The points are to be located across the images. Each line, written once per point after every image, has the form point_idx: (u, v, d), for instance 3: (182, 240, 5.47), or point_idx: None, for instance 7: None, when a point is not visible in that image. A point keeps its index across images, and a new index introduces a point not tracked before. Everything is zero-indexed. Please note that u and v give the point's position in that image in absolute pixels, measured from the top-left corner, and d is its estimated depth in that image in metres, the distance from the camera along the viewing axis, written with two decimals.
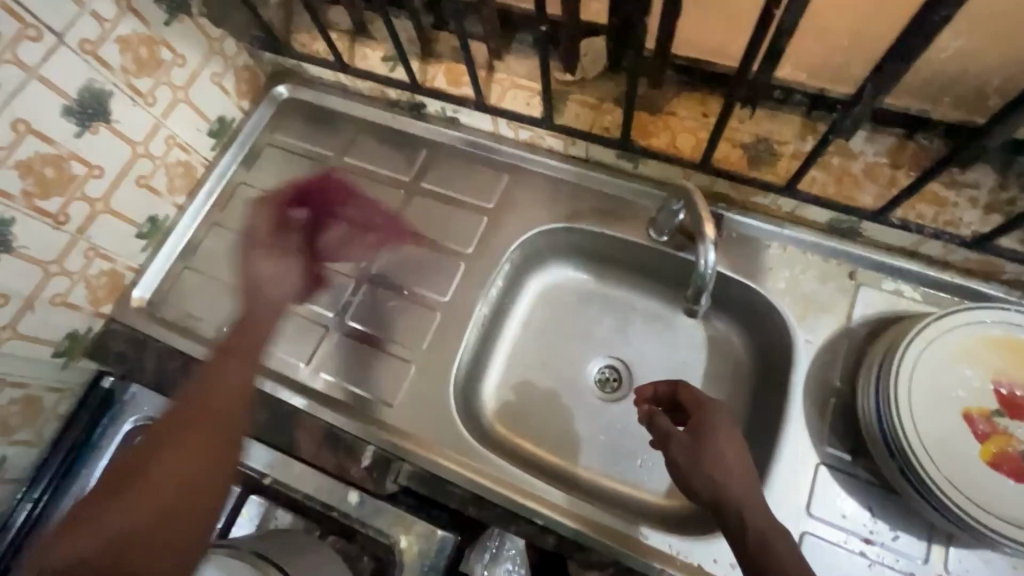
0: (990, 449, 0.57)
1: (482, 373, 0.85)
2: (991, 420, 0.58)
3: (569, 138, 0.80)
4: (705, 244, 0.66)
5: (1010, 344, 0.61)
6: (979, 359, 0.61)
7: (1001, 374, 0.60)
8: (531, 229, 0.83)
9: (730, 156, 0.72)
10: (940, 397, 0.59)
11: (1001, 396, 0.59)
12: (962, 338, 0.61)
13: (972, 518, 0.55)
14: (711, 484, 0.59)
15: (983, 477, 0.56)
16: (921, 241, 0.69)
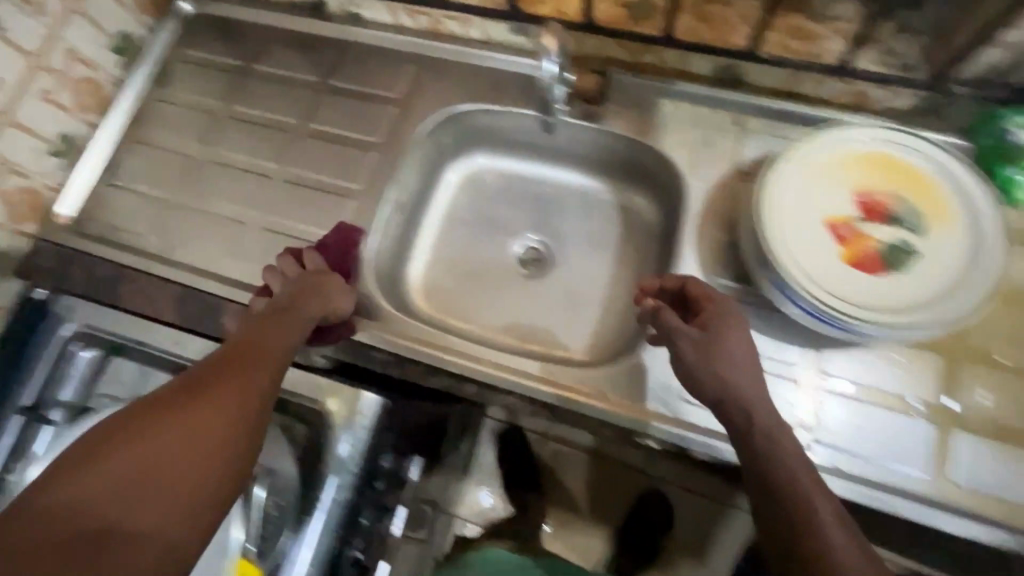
0: (851, 250, 0.62)
1: (406, 260, 0.88)
2: (853, 226, 0.63)
3: (465, 17, 0.81)
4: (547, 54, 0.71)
5: (875, 158, 0.65)
6: (845, 174, 0.64)
7: (864, 186, 0.64)
8: (439, 113, 0.84)
9: (610, 13, 0.73)
10: (805, 210, 0.63)
11: (864, 204, 0.63)
12: (828, 155, 0.65)
13: (833, 311, 0.59)
14: (719, 381, 0.59)
15: (842, 275, 0.61)
16: (795, 77, 0.72)
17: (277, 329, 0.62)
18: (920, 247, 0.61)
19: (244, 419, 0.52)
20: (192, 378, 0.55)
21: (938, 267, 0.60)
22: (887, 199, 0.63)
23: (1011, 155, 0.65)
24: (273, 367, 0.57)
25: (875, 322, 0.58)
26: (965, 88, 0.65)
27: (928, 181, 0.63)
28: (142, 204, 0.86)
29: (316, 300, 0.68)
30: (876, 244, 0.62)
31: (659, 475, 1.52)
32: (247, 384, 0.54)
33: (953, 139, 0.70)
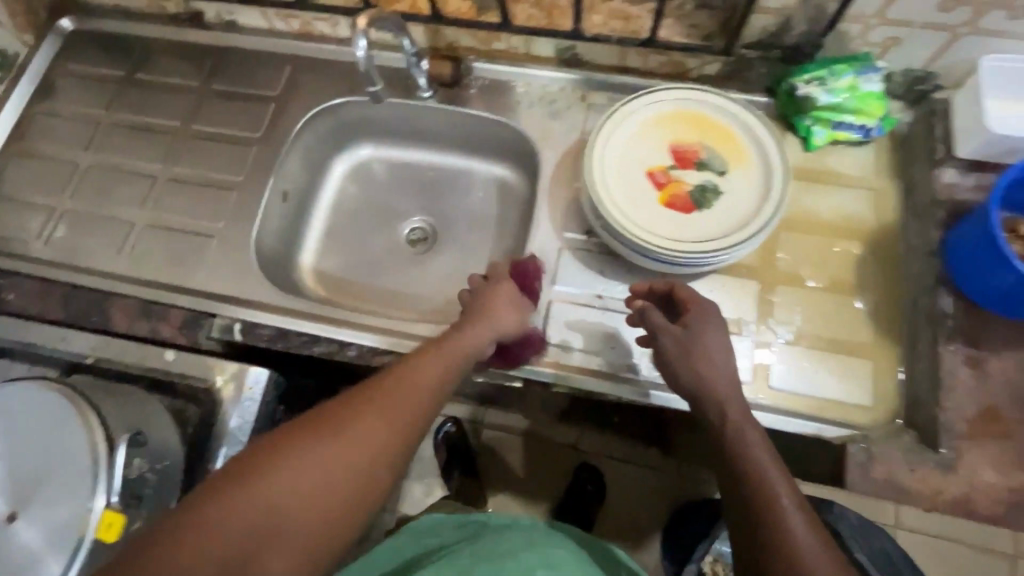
0: (666, 194, 0.72)
1: (298, 248, 0.94)
2: (668, 173, 0.73)
3: (331, 18, 0.88)
4: (355, 35, 0.69)
5: (683, 115, 0.76)
6: (659, 131, 0.75)
7: (676, 139, 0.74)
8: (315, 107, 0.90)
9: (461, 9, 0.82)
10: (628, 164, 0.73)
11: (677, 154, 0.74)
12: (644, 117, 0.75)
13: (652, 246, 0.68)
14: (696, 375, 0.60)
15: (659, 215, 0.70)
16: (621, 53, 0.82)
17: (436, 359, 0.60)
18: (722, 187, 0.71)
19: (397, 443, 0.52)
20: (381, 392, 0.55)
21: (735, 201, 0.70)
22: (695, 148, 0.74)
23: (803, 107, 0.77)
24: (434, 386, 0.58)
25: (684, 251, 0.67)
26: (752, 52, 0.76)
27: (728, 131, 0.74)
28: (26, 212, 0.88)
29: (479, 322, 0.66)
30: (687, 186, 0.72)
31: (591, 448, 1.56)
32: (400, 405, 0.54)
33: (760, 98, 0.81)
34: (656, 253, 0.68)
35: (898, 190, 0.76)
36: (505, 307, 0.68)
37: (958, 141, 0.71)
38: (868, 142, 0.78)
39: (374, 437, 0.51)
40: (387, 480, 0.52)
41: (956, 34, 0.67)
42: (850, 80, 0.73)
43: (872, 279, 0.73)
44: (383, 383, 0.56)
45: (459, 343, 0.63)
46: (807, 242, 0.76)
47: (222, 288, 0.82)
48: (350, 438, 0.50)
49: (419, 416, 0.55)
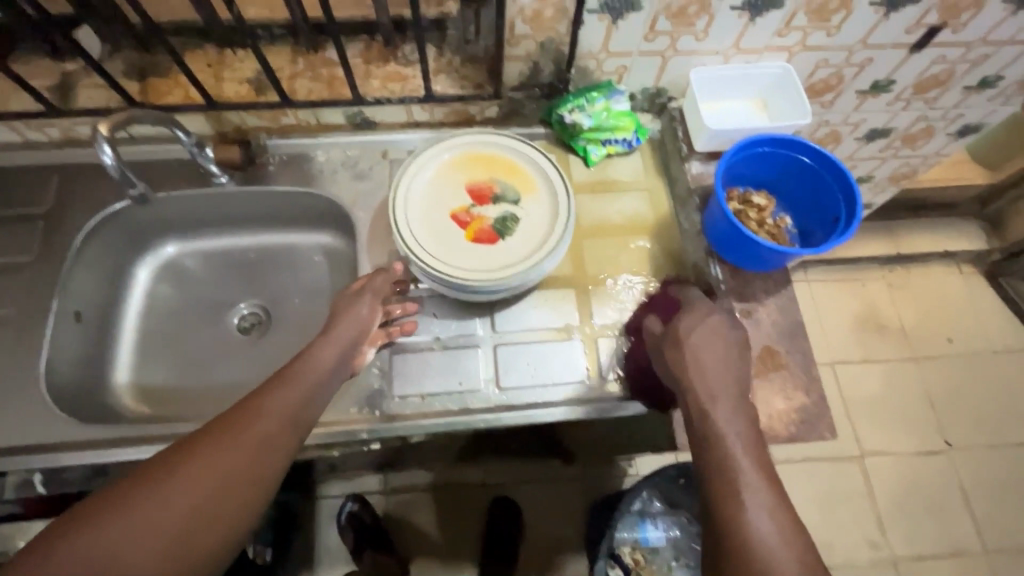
0: (472, 231, 0.79)
1: (108, 368, 0.84)
2: (470, 212, 0.80)
3: (95, 120, 0.83)
4: (97, 141, 0.68)
5: (471, 156, 0.83)
6: (453, 175, 0.82)
7: (470, 179, 0.82)
8: (97, 214, 0.83)
9: (239, 92, 0.84)
10: (433, 211, 0.79)
11: (474, 193, 0.81)
12: (435, 165, 0.82)
13: (470, 282, 0.75)
14: (671, 361, 0.64)
15: (470, 250, 0.77)
16: (408, 110, 0.88)
17: (292, 385, 0.63)
18: (519, 213, 0.80)
19: (258, 458, 0.56)
20: (243, 417, 0.58)
21: (532, 223, 0.79)
22: (488, 184, 0.82)
23: (574, 131, 0.88)
24: (295, 406, 0.61)
25: (495, 278, 0.75)
26: (518, 92, 0.86)
27: (513, 163, 0.83)
28: None
29: (327, 345, 0.69)
30: (488, 219, 0.80)
31: (500, 480, 1.55)
32: (249, 434, 0.56)
33: (538, 129, 0.92)
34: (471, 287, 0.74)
35: (665, 185, 0.90)
36: (356, 309, 0.73)
37: (693, 137, 0.86)
38: (633, 151, 0.91)
39: (240, 454, 0.55)
40: (255, 493, 0.55)
41: (666, 57, 0.82)
42: (602, 103, 0.86)
43: (662, 263, 0.85)
44: (239, 412, 0.58)
45: (312, 365, 0.66)
46: (606, 244, 0.86)
47: (8, 439, 0.70)
48: (195, 475, 0.52)
49: (278, 429, 0.59)
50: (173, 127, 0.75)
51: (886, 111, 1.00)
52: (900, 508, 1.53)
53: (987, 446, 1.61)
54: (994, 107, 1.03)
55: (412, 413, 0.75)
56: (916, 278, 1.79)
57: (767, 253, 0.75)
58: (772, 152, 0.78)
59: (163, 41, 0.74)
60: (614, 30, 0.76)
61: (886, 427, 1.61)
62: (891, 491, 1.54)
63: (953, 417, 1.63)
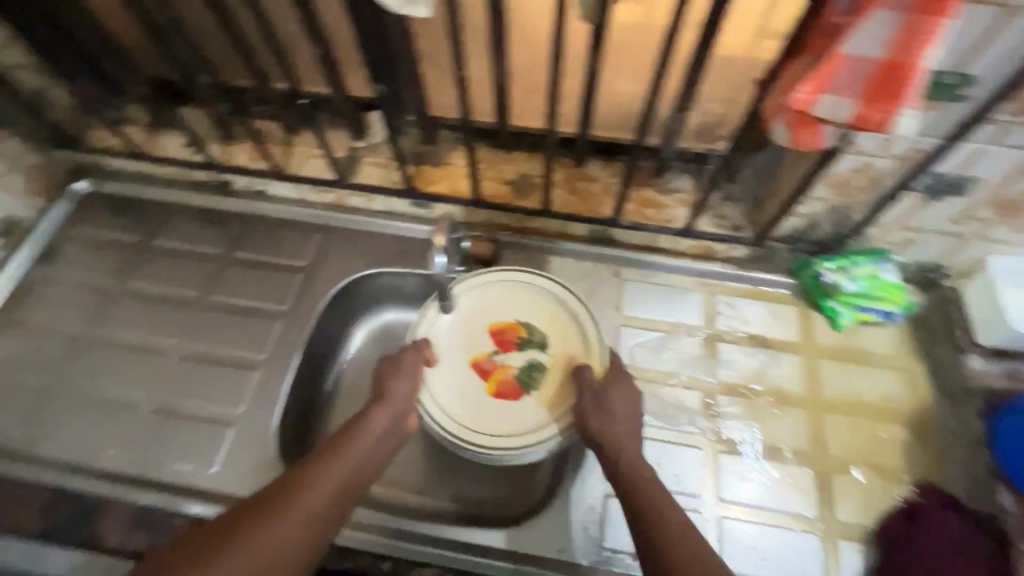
0: (494, 383, 0.76)
1: (315, 427, 0.86)
2: (493, 359, 0.78)
3: (368, 195, 0.91)
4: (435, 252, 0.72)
5: (515, 293, 0.81)
6: (496, 307, 0.80)
7: (493, 318, 0.80)
8: (346, 277, 0.88)
9: (497, 192, 0.87)
10: (452, 363, 0.77)
11: (498, 337, 0.79)
12: (470, 298, 0.80)
13: (509, 443, 0.72)
14: (598, 428, 0.66)
15: (471, 411, 0.75)
16: (654, 237, 0.86)
17: (334, 462, 0.61)
18: (545, 363, 0.77)
19: (335, 508, 0.59)
20: (310, 469, 0.60)
21: (554, 376, 0.76)
22: (514, 327, 0.80)
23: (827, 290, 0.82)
24: (346, 475, 0.61)
25: (534, 439, 0.72)
26: (781, 244, 0.83)
27: (564, 321, 0.79)
28: (19, 396, 0.82)
29: (376, 418, 0.67)
30: (512, 369, 0.77)
31: None
32: (298, 512, 0.56)
33: (782, 278, 0.86)
34: (480, 453, 0.72)
35: (929, 371, 0.79)
36: (400, 384, 0.71)
37: (977, 329, 0.76)
38: (890, 324, 0.82)
39: (294, 530, 0.55)
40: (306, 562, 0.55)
41: (965, 240, 0.74)
42: (868, 268, 0.79)
43: (919, 466, 0.74)
44: (305, 467, 0.60)
45: (369, 430, 0.65)
46: (854, 428, 0.76)
47: (239, 487, 0.74)
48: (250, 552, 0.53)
49: (326, 509, 0.58)
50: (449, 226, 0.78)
51: None
52: None
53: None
54: None
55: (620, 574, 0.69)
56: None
57: None
58: None
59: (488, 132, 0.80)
60: (922, 210, 0.70)
61: None
62: None
63: None
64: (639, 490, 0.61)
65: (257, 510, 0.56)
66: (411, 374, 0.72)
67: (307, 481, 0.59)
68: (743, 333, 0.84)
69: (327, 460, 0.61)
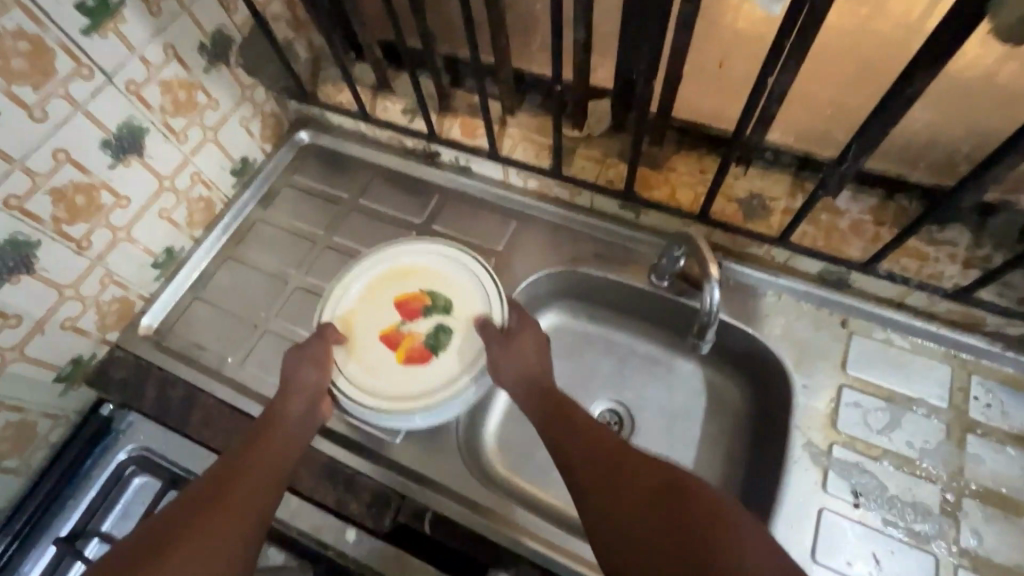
0: (402, 351, 0.75)
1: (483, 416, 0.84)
2: (401, 330, 0.76)
3: (575, 189, 0.85)
4: (710, 284, 0.69)
5: (393, 272, 0.80)
6: (386, 284, 0.79)
7: (397, 289, 0.79)
8: (540, 270, 0.86)
9: (725, 211, 0.78)
10: (361, 340, 0.76)
11: (405, 307, 0.78)
12: (386, 268, 0.80)
13: (385, 407, 0.71)
14: (518, 367, 0.71)
15: (387, 378, 0.73)
16: (906, 292, 0.73)
17: (244, 449, 0.65)
18: (452, 326, 0.76)
19: (270, 478, 0.63)
20: (242, 458, 0.64)
21: (467, 337, 0.75)
22: (420, 296, 0.78)
23: None
24: (270, 446, 0.65)
25: (455, 393, 0.71)
26: None
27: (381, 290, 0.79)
28: (230, 324, 0.88)
29: (285, 409, 0.69)
30: (421, 335, 0.76)
31: None
32: (241, 485, 0.61)
33: None
34: (406, 415, 0.70)
35: None
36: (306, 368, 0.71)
37: None
38: None
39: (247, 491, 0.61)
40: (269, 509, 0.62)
41: None
42: None
43: None
44: (223, 467, 0.63)
45: (286, 420, 0.68)
46: None
47: (421, 465, 0.75)
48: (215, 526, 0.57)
49: (265, 470, 0.63)
50: (681, 245, 0.74)
51: None
52: None
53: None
54: None
55: None
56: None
57: None
58: None
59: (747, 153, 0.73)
60: None
61: None
62: None
63: None
64: (549, 408, 0.68)
65: (196, 500, 0.59)
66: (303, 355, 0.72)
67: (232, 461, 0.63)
68: (1001, 431, 0.69)
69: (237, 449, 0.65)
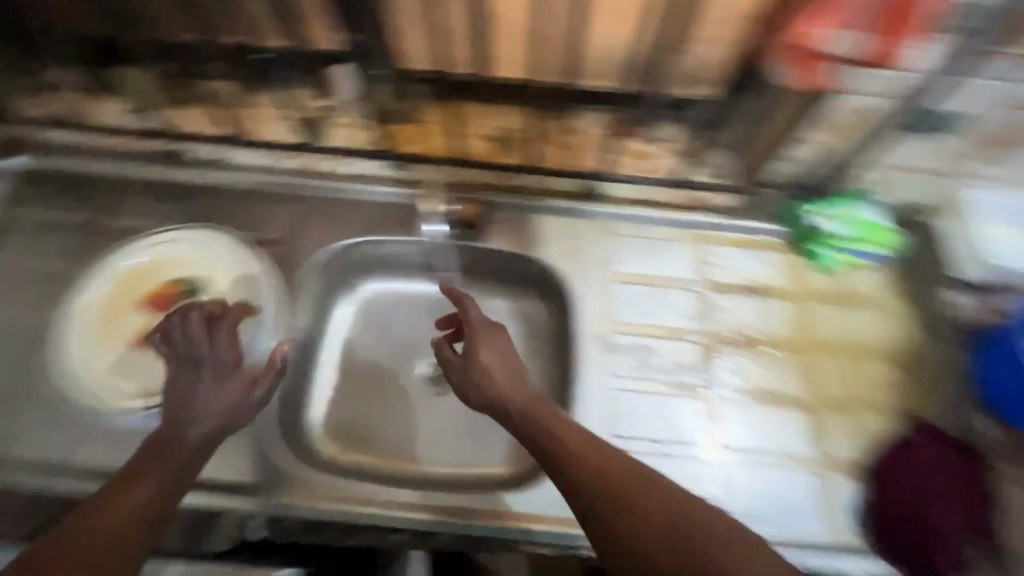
0: None
1: (307, 401, 0.84)
2: (162, 324, 0.80)
3: (342, 157, 0.88)
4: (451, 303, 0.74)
5: (135, 278, 0.83)
6: (136, 291, 0.82)
7: (147, 290, 0.82)
8: (328, 245, 0.86)
9: (479, 147, 0.83)
10: (129, 349, 0.78)
11: (161, 303, 0.82)
12: (130, 276, 0.83)
13: None
14: (489, 388, 0.66)
15: (169, 373, 0.77)
16: (638, 189, 0.86)
17: (125, 484, 0.57)
18: (215, 301, 0.82)
19: (146, 523, 0.55)
20: (113, 500, 0.55)
21: (230, 302, 0.81)
22: (173, 287, 0.83)
23: (814, 235, 0.82)
24: (157, 485, 0.57)
25: (234, 355, 0.77)
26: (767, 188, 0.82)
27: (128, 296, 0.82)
28: None
29: (168, 449, 0.60)
30: (185, 319, 0.80)
31: None
32: (110, 526, 0.53)
33: (769, 225, 0.86)
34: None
35: (910, 310, 0.82)
36: (224, 386, 0.66)
37: (959, 265, 0.77)
38: (873, 264, 0.84)
39: (112, 535, 0.53)
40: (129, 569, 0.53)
41: (942, 174, 0.75)
42: (850, 210, 0.80)
43: (903, 403, 0.77)
44: (93, 510, 0.54)
45: (176, 460, 0.60)
46: (846, 370, 0.79)
47: (233, 475, 0.71)
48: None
49: (141, 513, 0.55)
50: None
51: None
52: None
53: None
54: None
55: None
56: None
57: None
58: None
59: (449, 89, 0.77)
60: (902, 147, 0.72)
61: None
62: None
63: None
64: (532, 422, 0.61)
65: (61, 542, 0.52)
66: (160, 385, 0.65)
67: (113, 502, 0.55)
68: (735, 284, 0.84)
69: (125, 482, 0.57)
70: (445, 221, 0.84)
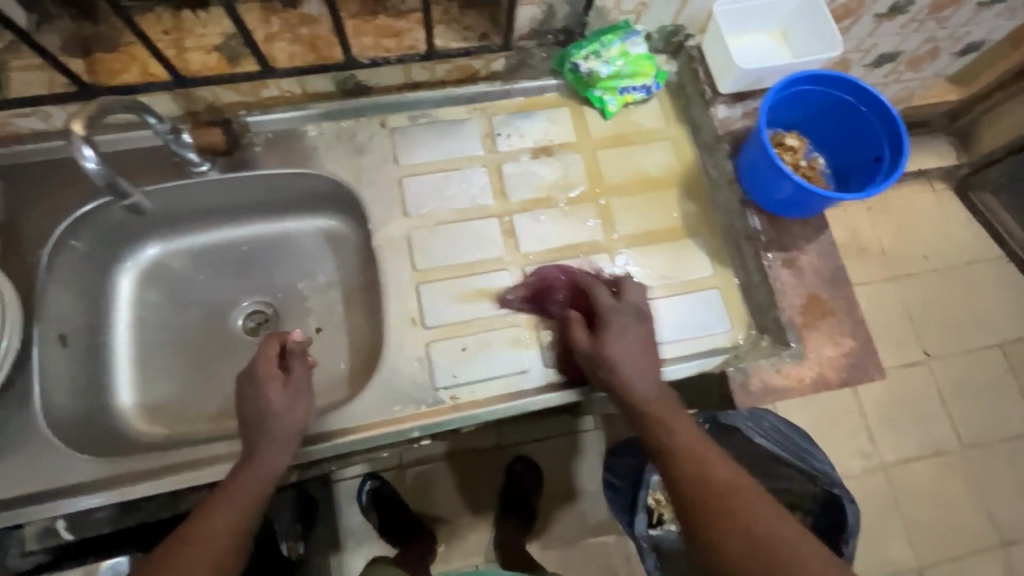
0: None
1: (110, 394, 0.77)
2: None
3: (40, 111, 0.70)
4: (75, 144, 0.56)
5: None
6: None
7: None
8: (64, 221, 0.72)
9: (208, 63, 0.72)
10: None
11: None
12: None
13: None
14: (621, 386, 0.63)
15: None
16: (406, 70, 0.78)
17: (233, 485, 0.62)
18: None
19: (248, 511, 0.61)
20: (211, 507, 0.60)
21: None
22: None
23: (590, 81, 0.81)
24: (258, 483, 0.63)
25: None
26: (529, 41, 0.79)
27: None
28: None
29: (266, 441, 0.65)
30: None
31: (518, 441, 1.45)
32: (208, 532, 0.58)
33: (550, 80, 0.84)
34: None
35: (689, 133, 0.84)
36: (266, 381, 0.68)
37: (718, 80, 0.81)
38: (652, 97, 0.85)
39: (218, 530, 0.58)
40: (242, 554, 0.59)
41: None
42: (619, 47, 0.78)
43: (694, 220, 0.81)
44: (202, 512, 0.60)
45: (261, 464, 0.64)
46: (641, 204, 0.81)
47: (29, 486, 0.65)
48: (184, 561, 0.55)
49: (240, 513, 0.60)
50: (139, 113, 0.63)
51: (899, 33, 0.96)
52: (892, 420, 1.50)
53: (990, 346, 1.58)
54: (1000, 22, 1.01)
55: (456, 405, 0.71)
56: (916, 194, 1.67)
57: (812, 198, 0.72)
58: (854, 106, 0.74)
59: (121, 13, 0.61)
60: None
61: (898, 338, 1.56)
62: (882, 402, 1.51)
63: (937, 330, 1.57)
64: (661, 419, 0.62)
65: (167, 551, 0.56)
66: (275, 358, 0.70)
67: (205, 512, 0.60)
68: (525, 148, 0.82)
69: (219, 494, 0.61)
70: (196, 152, 0.73)
